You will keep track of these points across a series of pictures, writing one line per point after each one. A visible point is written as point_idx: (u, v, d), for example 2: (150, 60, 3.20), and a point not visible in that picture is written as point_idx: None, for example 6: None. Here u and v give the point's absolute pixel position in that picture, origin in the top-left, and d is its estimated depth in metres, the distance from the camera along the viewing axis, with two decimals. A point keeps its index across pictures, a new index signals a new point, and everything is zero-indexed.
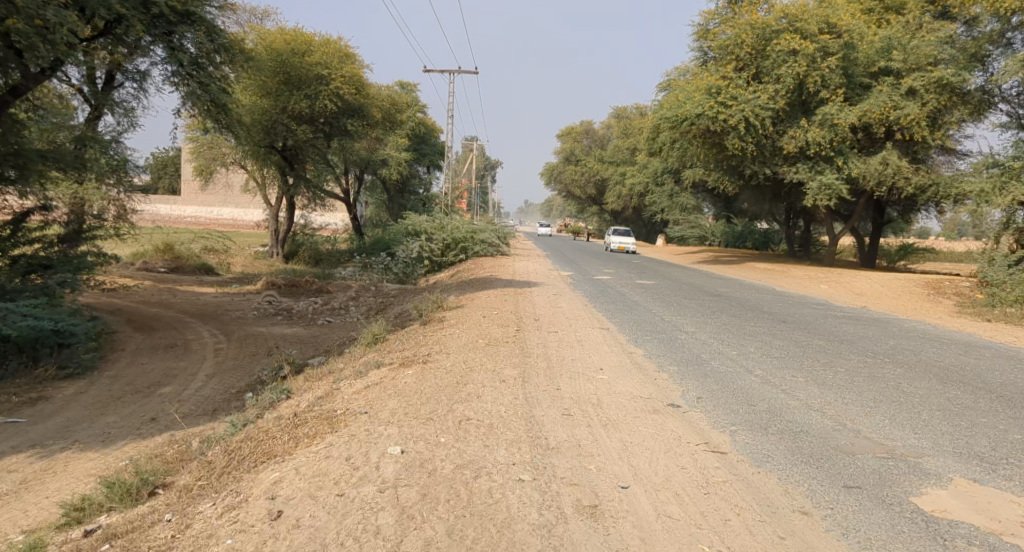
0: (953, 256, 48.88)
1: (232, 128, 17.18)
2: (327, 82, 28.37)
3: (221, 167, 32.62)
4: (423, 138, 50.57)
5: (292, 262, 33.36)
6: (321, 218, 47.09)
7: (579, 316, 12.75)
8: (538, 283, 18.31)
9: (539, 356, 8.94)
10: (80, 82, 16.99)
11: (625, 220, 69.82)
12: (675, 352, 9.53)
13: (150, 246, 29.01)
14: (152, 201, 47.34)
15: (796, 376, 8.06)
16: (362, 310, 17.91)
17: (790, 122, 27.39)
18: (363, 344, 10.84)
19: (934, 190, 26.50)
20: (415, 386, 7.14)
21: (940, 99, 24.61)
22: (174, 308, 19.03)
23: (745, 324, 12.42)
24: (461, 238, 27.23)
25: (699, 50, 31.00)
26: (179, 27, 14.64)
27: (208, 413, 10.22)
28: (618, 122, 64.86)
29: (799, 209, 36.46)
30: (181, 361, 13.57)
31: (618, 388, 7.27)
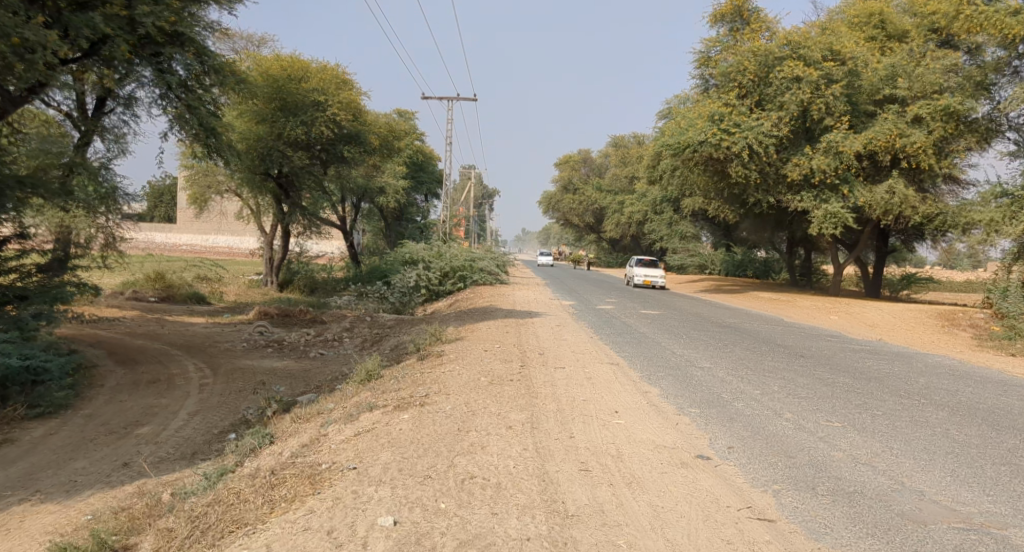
0: (957, 286, 48.09)
1: (223, 155, 16.61)
2: (322, 108, 27.86)
3: (216, 195, 32.05)
4: (421, 166, 50.17)
5: (286, 290, 32.64)
6: (317, 246, 46.43)
7: (585, 350, 11.98)
8: (539, 313, 17.55)
9: (547, 396, 8.16)
10: (67, 108, 16.45)
11: (624, 248, 69.35)
12: (693, 392, 8.75)
13: (142, 275, 28.34)
14: (146, 229, 46.86)
15: (831, 421, 7.29)
16: (355, 342, 17.11)
17: (795, 149, 26.84)
18: (355, 382, 10.06)
19: (942, 219, 25.90)
20: (408, 434, 6.36)
21: (946, 127, 24.06)
22: (161, 339, 18.28)
23: (762, 360, 11.67)
24: (459, 266, 26.54)
25: (700, 78, 30.64)
26: (168, 49, 14.07)
27: (186, 458, 9.44)
28: (617, 151, 64.65)
29: (801, 238, 35.82)
30: (162, 398, 12.78)
31: (638, 435, 6.51)
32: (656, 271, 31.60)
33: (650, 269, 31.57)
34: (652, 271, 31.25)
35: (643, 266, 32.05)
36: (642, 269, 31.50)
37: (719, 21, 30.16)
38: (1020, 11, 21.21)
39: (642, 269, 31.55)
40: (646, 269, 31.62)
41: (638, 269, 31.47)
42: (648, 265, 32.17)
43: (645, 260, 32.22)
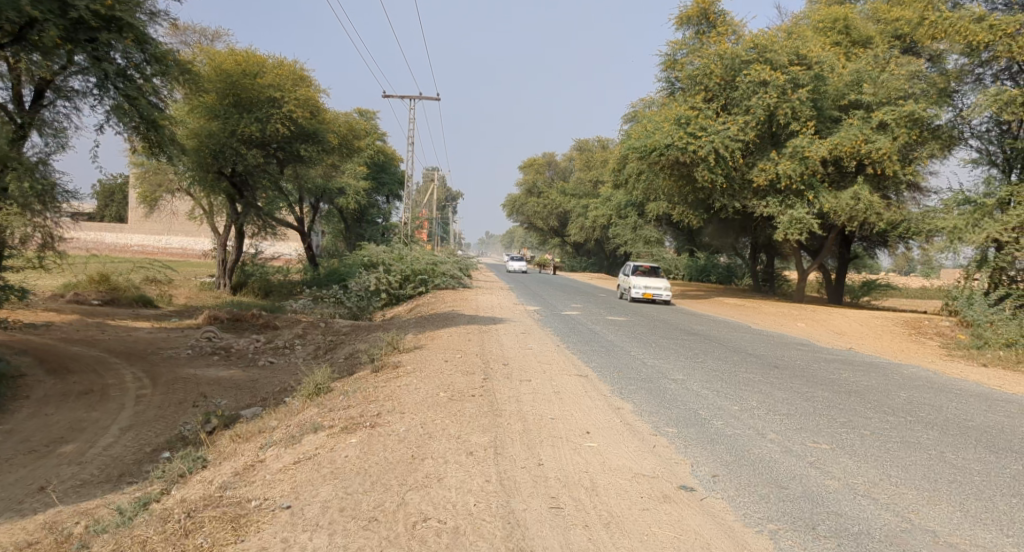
0: (915, 293, 48.75)
1: (166, 151, 15.59)
2: (279, 105, 26.79)
3: (168, 194, 30.68)
4: (382, 167, 49.19)
5: (239, 293, 31.41)
6: (274, 247, 45.12)
7: (552, 360, 11.32)
8: (503, 320, 16.84)
9: (511, 414, 7.47)
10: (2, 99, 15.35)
11: (587, 252, 69.56)
12: (666, 408, 8.15)
13: (85, 277, 26.90)
14: (94, 229, 44.92)
15: (817, 443, 6.76)
16: (308, 350, 16.20)
17: (760, 154, 26.59)
18: (302, 397, 9.25)
19: (906, 225, 25.85)
20: (354, 463, 5.63)
21: (911, 133, 24.01)
22: (99, 346, 17.14)
23: (736, 371, 11.12)
24: (420, 269, 25.72)
25: (666, 81, 30.27)
26: (102, 34, 13.01)
27: (111, 481, 8.53)
28: (581, 154, 64.53)
29: (764, 244, 35.76)
30: (92, 411, 11.76)
31: (612, 462, 5.91)
32: (658, 280, 25.84)
33: (650, 279, 25.82)
34: (654, 281, 25.50)
35: (640, 275, 26.34)
36: (641, 278, 25.75)
37: (685, 23, 29.88)
38: (984, 18, 21.14)
39: (640, 279, 25.75)
40: (644, 279, 25.84)
41: (636, 279, 25.65)
42: (647, 273, 26.40)
43: (642, 268, 26.40)
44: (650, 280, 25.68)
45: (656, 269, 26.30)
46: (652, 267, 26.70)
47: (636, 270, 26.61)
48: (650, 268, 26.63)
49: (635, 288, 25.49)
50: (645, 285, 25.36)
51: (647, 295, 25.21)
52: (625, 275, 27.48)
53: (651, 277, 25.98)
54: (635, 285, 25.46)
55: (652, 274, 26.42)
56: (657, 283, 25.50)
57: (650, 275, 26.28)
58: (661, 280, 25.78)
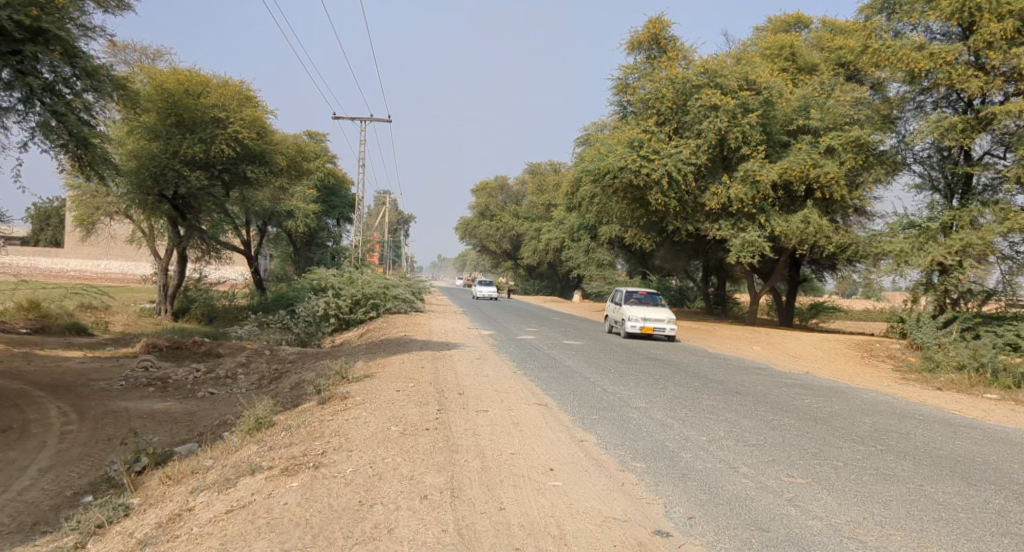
0: (860, 315, 49.75)
1: (99, 171, 14.67)
2: (224, 125, 25.94)
3: (106, 217, 29.38)
4: (332, 190, 48.36)
5: (182, 320, 30.16)
6: (220, 272, 43.73)
7: (509, 388, 10.81)
8: (457, 346, 16.29)
9: (470, 450, 6.97)
10: None
11: (540, 276, 69.49)
12: (633, 441, 7.77)
13: (13, 304, 25.47)
14: (28, 254, 43.00)
15: (792, 477, 6.44)
16: (252, 379, 15.36)
17: (712, 178, 26.65)
18: (241, 433, 8.56)
19: (854, 248, 26.18)
20: (295, 512, 5.10)
21: (857, 158, 24.33)
22: (24, 378, 16.01)
23: (699, 398, 10.79)
24: (371, 293, 24.99)
25: (618, 104, 30.30)
26: (27, 46, 12.21)
27: (23, 532, 7.75)
28: (533, 178, 64.71)
29: (715, 266, 35.99)
30: (9, 451, 10.82)
31: (581, 504, 5.56)
32: (658, 311, 20.79)
33: (647, 308, 20.93)
34: (655, 312, 20.58)
35: (635, 304, 21.37)
36: (638, 308, 20.82)
37: (636, 48, 30.05)
38: (924, 47, 21.49)
39: (637, 310, 20.67)
40: (641, 310, 20.92)
41: (632, 309, 20.64)
42: (642, 301, 21.48)
43: (638, 296, 21.39)
44: (648, 310, 20.79)
45: (654, 298, 21.30)
46: (648, 292, 21.86)
47: (629, 297, 21.71)
48: (644, 295, 21.78)
49: (631, 320, 20.52)
50: (645, 317, 20.39)
51: (647, 329, 20.29)
52: (613, 303, 22.61)
53: (649, 307, 21.13)
54: (632, 316, 20.49)
55: (648, 302, 21.55)
56: (657, 314, 20.65)
57: (646, 304, 21.39)
58: (661, 310, 20.93)
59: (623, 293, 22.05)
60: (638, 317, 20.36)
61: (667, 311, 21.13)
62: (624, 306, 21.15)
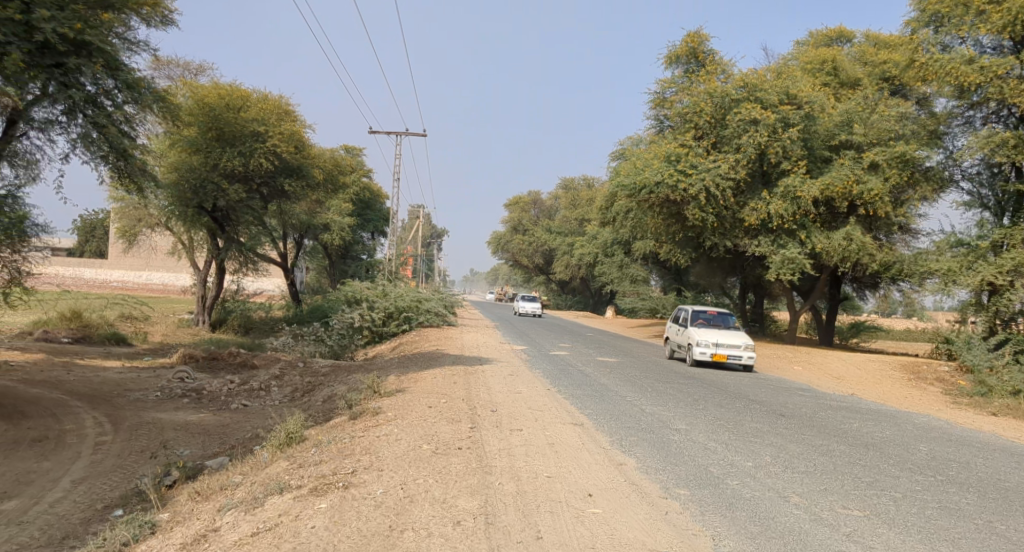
0: (902, 335, 48.44)
1: (137, 182, 14.83)
2: (263, 139, 26.18)
3: (147, 229, 29.81)
4: (367, 204, 48.67)
5: (219, 330, 30.43)
6: (256, 283, 44.18)
7: (544, 406, 10.52)
8: (490, 361, 16.05)
9: (504, 472, 6.69)
10: None
11: (573, 291, 69.09)
12: (674, 465, 7.44)
13: (56, 313, 25.90)
14: (73, 264, 43.96)
15: (848, 508, 6.11)
16: (285, 392, 15.28)
17: (752, 194, 26.07)
18: (272, 448, 8.39)
19: (899, 266, 25.40)
20: (323, 537, 4.90)
21: (902, 174, 23.61)
22: (62, 387, 16.16)
23: (742, 421, 10.39)
24: (405, 306, 24.88)
25: (655, 118, 29.93)
26: (70, 59, 12.37)
27: (52, 546, 7.69)
28: (567, 193, 64.54)
29: (753, 283, 35.29)
30: (44, 461, 10.83)
31: (623, 534, 5.31)
32: (733, 335, 17.55)
33: (720, 331, 17.64)
34: (729, 336, 17.28)
35: (703, 325, 18.09)
36: (708, 331, 17.52)
37: (674, 62, 29.70)
38: (974, 60, 20.81)
39: (707, 334, 17.47)
40: (712, 333, 17.68)
41: (701, 333, 17.49)
42: (712, 323, 18.25)
43: (706, 317, 18.25)
44: (721, 334, 17.45)
45: (726, 320, 18.17)
46: (719, 312, 18.54)
47: (696, 318, 18.43)
48: (714, 315, 18.48)
49: (701, 345, 17.22)
50: (718, 341, 17.07)
51: (719, 357, 17.04)
52: (677, 323, 19.46)
53: (722, 330, 17.81)
54: (703, 339, 17.19)
55: (718, 323, 18.25)
56: (733, 339, 17.31)
57: (716, 326, 18.08)
58: (736, 335, 17.60)
59: (689, 312, 18.76)
60: (710, 341, 17.06)
61: (743, 336, 17.78)
62: (691, 328, 17.97)
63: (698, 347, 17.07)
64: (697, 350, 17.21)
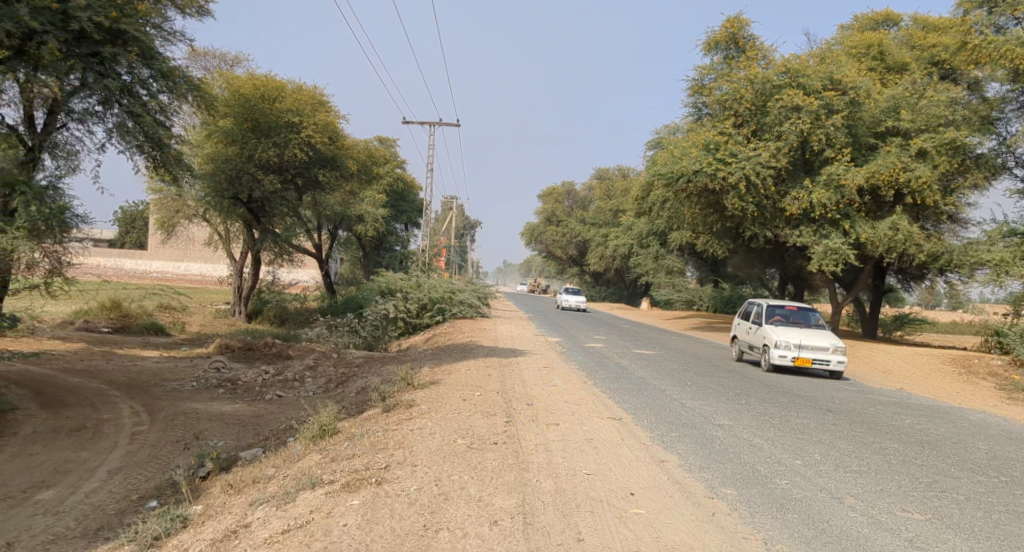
0: (947, 328, 47.07)
1: (172, 171, 14.88)
2: (297, 130, 26.21)
3: (185, 220, 30.09)
4: (401, 195, 48.73)
5: (255, 321, 30.64)
6: (291, 275, 44.52)
7: (581, 401, 10.23)
8: (524, 353, 15.80)
9: (541, 469, 6.45)
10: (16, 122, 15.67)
11: (607, 282, 68.53)
12: (719, 463, 7.12)
13: (96, 303, 26.28)
14: (115, 255, 44.77)
15: (908, 511, 5.78)
16: (319, 383, 15.23)
17: (793, 182, 25.39)
18: (305, 441, 8.24)
19: (948, 257, 24.51)
20: (354, 536, 4.71)
21: (952, 161, 22.72)
22: (101, 377, 16.31)
23: (787, 417, 9.99)
24: (438, 298, 24.72)
25: (693, 106, 29.34)
26: (106, 48, 12.37)
27: (87, 537, 7.64)
28: (601, 183, 63.98)
29: (792, 274, 34.47)
30: (81, 451, 10.86)
31: (669, 537, 5.04)
32: (817, 335, 14.95)
33: (801, 331, 15.12)
34: (813, 337, 14.71)
35: (781, 324, 15.53)
36: (787, 331, 15.01)
37: (712, 48, 29.05)
38: None
39: (788, 334, 14.89)
40: (793, 332, 15.08)
41: (781, 333, 14.90)
42: (790, 320, 15.68)
43: (784, 313, 15.66)
44: (803, 334, 14.90)
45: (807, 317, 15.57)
46: (797, 308, 15.94)
47: (771, 315, 15.89)
48: (792, 313, 15.94)
49: (781, 346, 14.68)
50: (801, 343, 14.52)
51: (803, 362, 14.48)
52: (745, 321, 16.91)
53: (803, 330, 15.24)
54: (783, 340, 14.66)
55: (797, 321, 15.69)
56: (817, 340, 14.75)
57: (796, 325, 15.55)
58: (820, 334, 15.03)
59: (761, 308, 16.21)
60: (791, 342, 14.55)
61: (829, 336, 15.20)
62: (766, 327, 15.42)
63: (777, 349, 14.55)
64: (776, 353, 14.67)
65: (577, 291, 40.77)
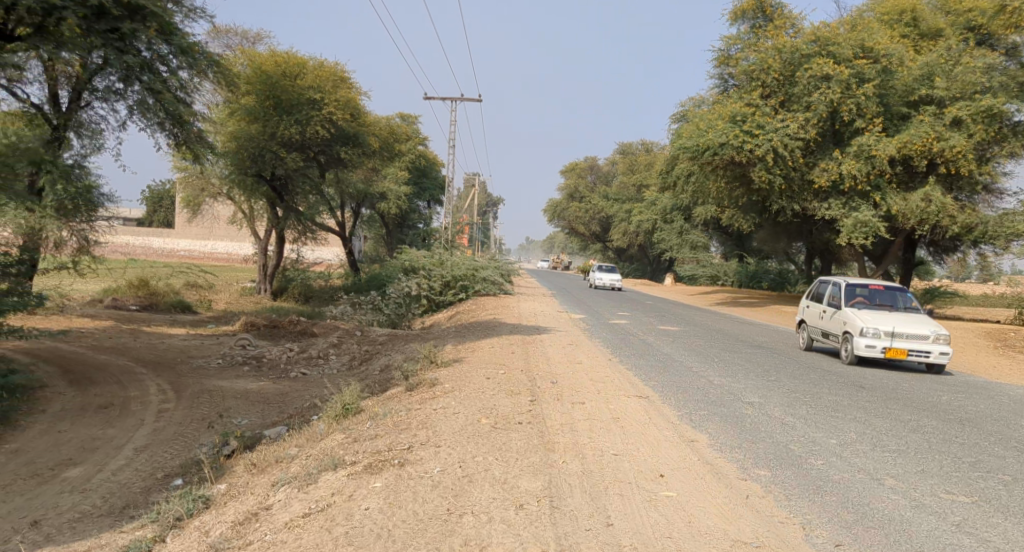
0: (979, 301, 46.11)
1: (193, 148, 14.81)
2: (319, 107, 26.07)
3: (209, 198, 30.17)
4: (423, 172, 48.58)
5: (280, 299, 30.78)
6: (315, 253, 44.69)
7: (606, 378, 10.05)
8: (548, 329, 15.62)
9: (567, 449, 6.29)
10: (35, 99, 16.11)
11: (630, 258, 68.06)
12: (751, 444, 6.90)
13: (124, 281, 26.51)
14: (141, 234, 45.24)
15: (952, 493, 5.54)
16: (343, 360, 15.20)
17: (822, 154, 24.79)
18: (328, 420, 8.16)
19: (984, 228, 23.81)
20: (377, 520, 4.59)
21: (989, 130, 21.96)
22: (128, 355, 16.42)
23: (819, 394, 9.73)
24: (461, 275, 24.57)
25: (719, 77, 28.75)
26: (125, 24, 12.25)
27: (112, 515, 7.63)
28: (625, 158, 63.33)
29: (821, 248, 33.85)
30: (108, 429, 10.91)
31: (702, 522, 4.85)
32: (912, 320, 12.31)
33: (891, 316, 12.49)
34: (909, 323, 12.07)
35: (865, 307, 12.91)
36: (875, 315, 12.39)
37: (739, 17, 28.35)
38: None
39: (876, 319, 12.27)
40: (882, 317, 12.44)
41: (867, 319, 12.28)
42: (875, 302, 13.04)
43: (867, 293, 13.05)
44: (895, 319, 12.26)
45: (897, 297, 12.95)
46: (884, 288, 13.31)
47: (851, 296, 13.28)
48: (877, 293, 13.29)
49: (869, 335, 12.09)
50: (895, 331, 11.92)
51: (896, 354, 11.89)
52: (816, 302, 14.29)
53: (893, 314, 12.60)
54: (870, 327, 12.07)
55: (884, 303, 13.03)
56: (913, 327, 12.11)
57: (882, 308, 12.91)
58: (916, 320, 12.36)
59: (837, 288, 13.64)
60: (881, 330, 11.96)
61: (927, 322, 12.49)
62: (848, 310, 12.81)
63: (863, 338, 12.00)
64: (862, 342, 12.13)
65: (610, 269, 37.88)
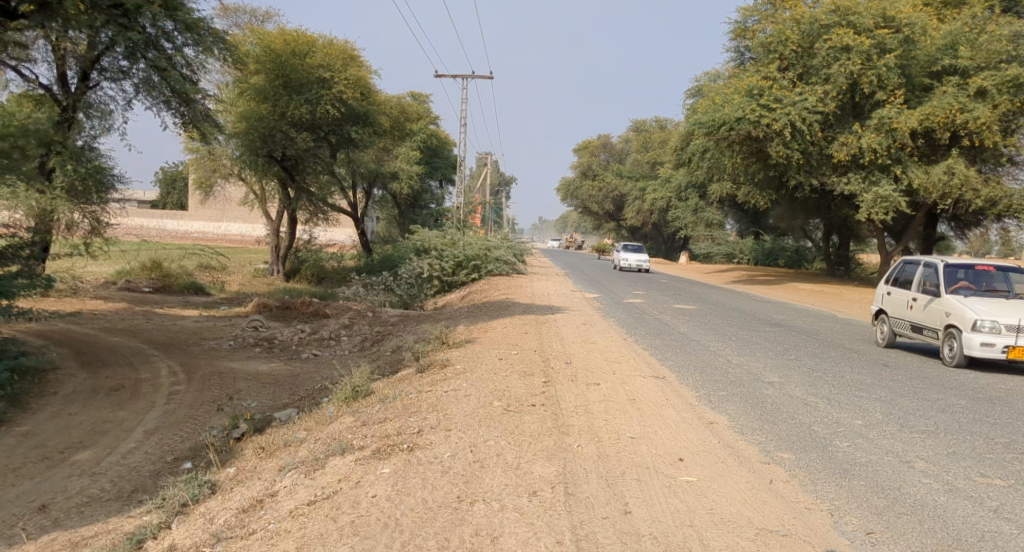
0: None
1: (200, 127, 14.60)
2: (328, 86, 25.80)
3: (221, 180, 30.01)
4: (435, 151, 48.26)
5: (293, 280, 30.70)
6: (328, 233, 44.61)
7: (621, 358, 9.82)
8: (562, 309, 15.39)
9: (583, 432, 6.07)
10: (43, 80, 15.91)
11: (644, 236, 67.56)
12: (773, 425, 6.65)
13: (137, 263, 26.48)
14: (155, 216, 45.31)
15: (987, 477, 5.28)
16: (354, 341, 15.06)
17: (842, 127, 24.25)
18: (338, 402, 7.99)
19: (1008, 201, 23.22)
20: (383, 509, 4.41)
21: (1015, 100, 21.32)
22: (141, 336, 16.35)
23: (841, 373, 9.46)
24: (473, 254, 24.32)
25: (736, 51, 28.17)
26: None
27: (121, 499, 7.52)
28: (638, 135, 62.69)
29: (839, 224, 33.31)
30: (119, 411, 10.82)
31: (724, 508, 4.63)
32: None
33: (1009, 304, 9.92)
34: None
35: (972, 293, 10.34)
36: (991, 304, 9.82)
37: None
38: None
39: (993, 310, 9.71)
40: (999, 306, 9.86)
41: (981, 309, 9.75)
42: (984, 287, 10.45)
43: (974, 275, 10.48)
44: (1016, 309, 9.70)
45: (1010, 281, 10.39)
46: (992, 268, 10.70)
47: (951, 280, 10.69)
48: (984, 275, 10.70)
49: (985, 329, 9.54)
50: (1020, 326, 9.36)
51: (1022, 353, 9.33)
52: (900, 287, 11.73)
53: (1009, 302, 10.02)
54: (988, 319, 9.51)
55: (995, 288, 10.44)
56: None
57: (994, 294, 10.33)
58: None
59: (930, 270, 11.07)
60: (1001, 323, 9.41)
61: None
62: (952, 298, 10.25)
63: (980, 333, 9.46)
64: (976, 339, 9.58)
65: (637, 249, 34.69)
